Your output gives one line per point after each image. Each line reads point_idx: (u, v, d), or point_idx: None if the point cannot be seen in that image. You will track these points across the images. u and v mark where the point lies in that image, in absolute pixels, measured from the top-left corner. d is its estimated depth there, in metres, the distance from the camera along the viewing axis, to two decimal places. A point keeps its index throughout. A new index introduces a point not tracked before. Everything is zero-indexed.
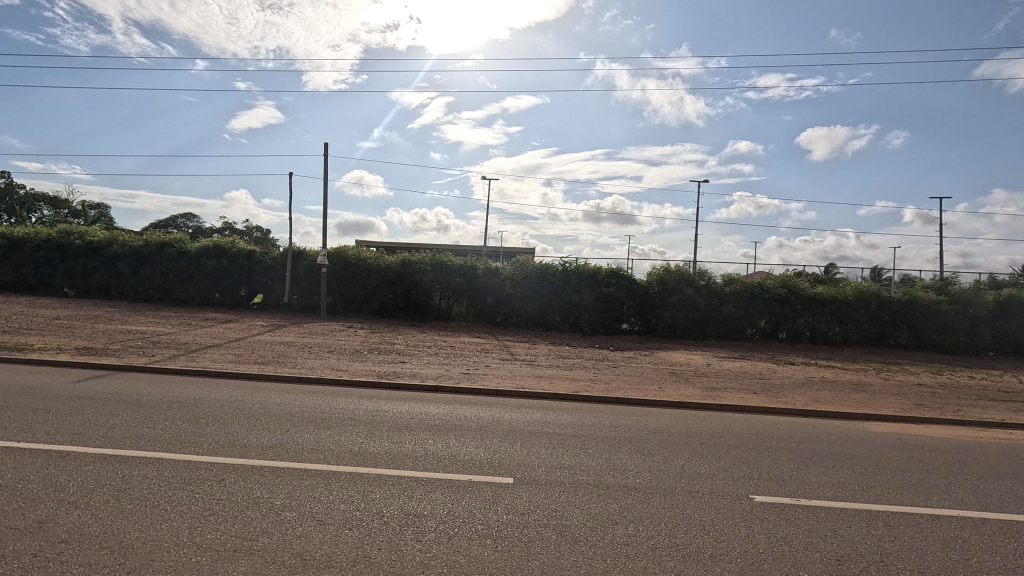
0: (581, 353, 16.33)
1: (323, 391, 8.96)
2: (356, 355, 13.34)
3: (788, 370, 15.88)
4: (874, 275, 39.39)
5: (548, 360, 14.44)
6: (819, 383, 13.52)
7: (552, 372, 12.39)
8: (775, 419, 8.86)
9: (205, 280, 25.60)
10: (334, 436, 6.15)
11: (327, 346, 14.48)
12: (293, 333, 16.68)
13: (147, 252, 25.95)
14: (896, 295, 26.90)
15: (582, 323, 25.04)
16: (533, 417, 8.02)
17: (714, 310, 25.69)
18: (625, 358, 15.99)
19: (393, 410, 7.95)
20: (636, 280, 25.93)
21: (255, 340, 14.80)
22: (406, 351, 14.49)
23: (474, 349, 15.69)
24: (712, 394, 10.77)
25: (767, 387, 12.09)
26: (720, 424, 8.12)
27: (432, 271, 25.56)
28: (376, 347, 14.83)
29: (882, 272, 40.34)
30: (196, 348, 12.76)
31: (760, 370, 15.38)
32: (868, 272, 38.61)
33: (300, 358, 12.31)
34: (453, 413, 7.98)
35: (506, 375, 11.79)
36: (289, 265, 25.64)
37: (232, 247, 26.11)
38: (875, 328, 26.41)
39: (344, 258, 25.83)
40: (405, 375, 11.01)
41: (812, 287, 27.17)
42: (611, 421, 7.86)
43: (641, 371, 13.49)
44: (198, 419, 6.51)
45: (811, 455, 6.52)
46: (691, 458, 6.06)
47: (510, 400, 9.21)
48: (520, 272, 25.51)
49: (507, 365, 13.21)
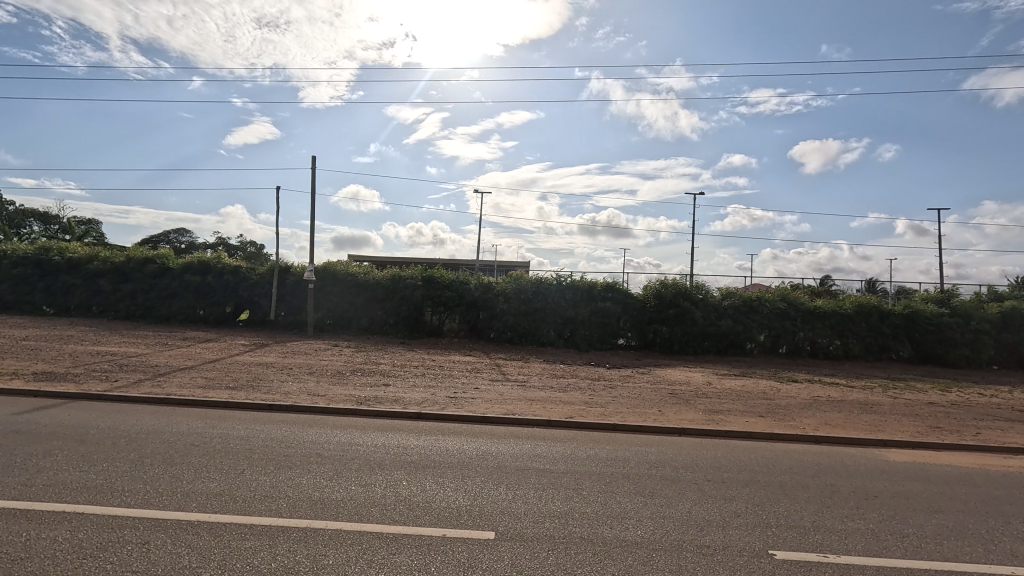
0: (576, 371, 15.61)
1: (295, 421, 8.23)
2: (337, 377, 12.59)
3: (791, 388, 15.20)
4: (871, 287, 39.13)
5: (541, 380, 13.71)
6: (826, 403, 12.84)
7: (545, 395, 11.67)
8: (786, 447, 8.17)
9: (188, 297, 24.81)
10: (292, 479, 5.42)
11: (308, 367, 13.70)
12: (274, 353, 15.91)
13: (129, 269, 25.20)
14: (897, 307, 26.43)
15: (578, 338, 24.39)
16: (522, 449, 7.31)
17: (713, 324, 25.06)
18: (622, 377, 15.31)
19: (369, 442, 7.23)
20: (632, 294, 25.35)
21: (232, 361, 14.04)
22: (391, 372, 13.75)
23: (463, 368, 14.94)
24: (716, 418, 10.09)
25: (773, 409, 11.41)
26: (727, 455, 7.43)
27: (423, 286, 24.89)
28: (359, 368, 14.07)
29: (877, 284, 40.14)
30: (166, 372, 11.98)
31: (763, 389, 14.70)
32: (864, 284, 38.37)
33: (276, 381, 11.55)
34: (435, 445, 7.27)
35: (496, 398, 11.07)
36: (275, 281, 24.91)
37: (217, 263, 25.37)
38: (876, 342, 25.87)
39: (333, 274, 25.13)
40: (387, 400, 10.27)
41: (810, 300, 26.70)
42: (608, 454, 7.14)
43: (639, 392, 12.78)
44: (142, 459, 5.79)
45: (832, 495, 5.83)
46: (699, 501, 5.35)
47: (499, 429, 8.51)
48: (513, 287, 24.88)
49: (497, 386, 12.48)
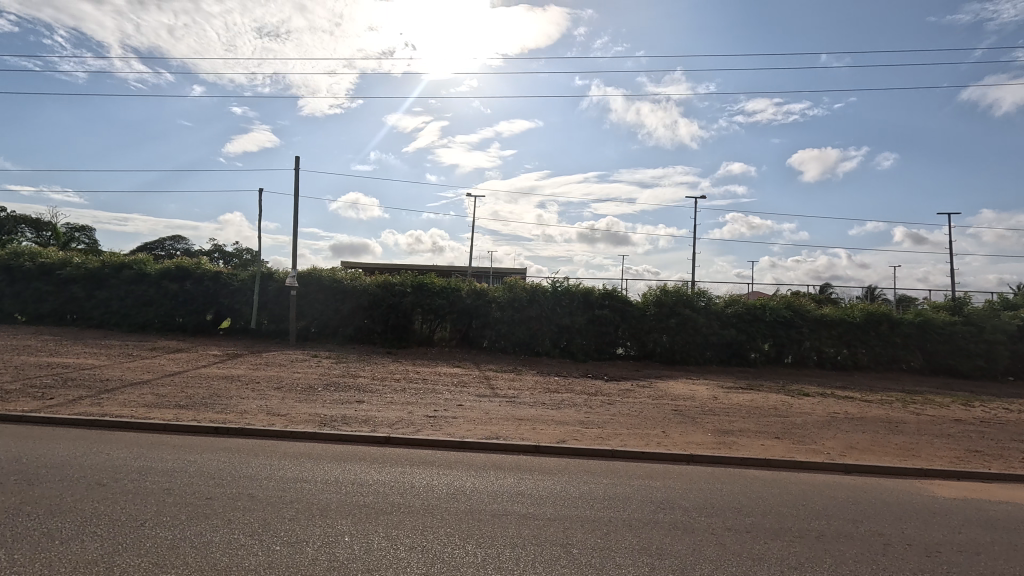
0: (570, 385, 14.39)
1: (240, 448, 7.08)
2: (307, 392, 11.40)
3: (805, 403, 13.99)
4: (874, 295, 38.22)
5: (532, 396, 12.50)
6: (846, 421, 11.66)
7: (536, 413, 10.50)
8: (811, 477, 7.06)
9: (166, 304, 23.64)
10: (202, 536, 4.27)
11: (276, 381, 12.49)
12: (245, 365, 14.72)
13: (104, 274, 24.01)
14: (907, 315, 25.32)
15: (574, 348, 23.26)
16: (503, 484, 6.13)
17: (716, 333, 23.92)
18: (622, 391, 14.13)
19: (318, 476, 6.06)
20: (631, 301, 24.21)
21: (195, 375, 12.83)
22: (368, 386, 12.54)
23: (448, 383, 13.72)
24: (728, 441, 8.93)
25: (789, 429, 10.22)
26: (746, 491, 6.29)
27: (412, 293, 23.75)
28: (333, 382, 12.86)
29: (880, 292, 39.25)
30: (115, 387, 10.80)
31: (774, 404, 13.49)
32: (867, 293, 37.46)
33: (236, 397, 10.37)
34: (399, 480, 6.10)
35: (480, 417, 9.89)
36: (258, 287, 23.73)
37: (197, 268, 24.20)
38: (886, 351, 24.75)
39: (318, 280, 23.95)
40: (355, 420, 9.10)
41: (817, 307, 25.60)
42: (605, 492, 5.98)
43: (641, 408, 11.59)
44: (20, 506, 4.64)
45: (885, 551, 4.67)
46: (719, 563, 4.21)
47: (480, 457, 7.32)
48: (506, 293, 23.73)
49: (483, 402, 11.29)
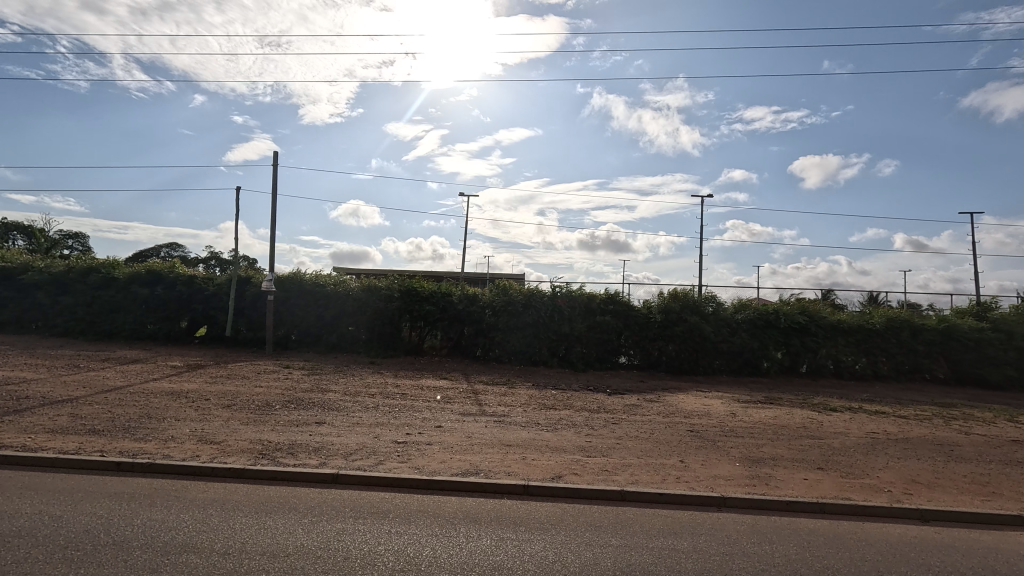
0: (570, 401, 12.72)
1: (135, 494, 5.41)
2: (260, 411, 9.73)
3: (835, 421, 12.37)
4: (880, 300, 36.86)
5: (525, 414, 10.84)
6: (891, 443, 10.04)
7: (528, 437, 8.83)
8: (883, 533, 5.41)
9: (135, 311, 22.03)
10: None
11: (229, 398, 10.83)
12: (202, 378, 13.05)
13: (69, 280, 22.42)
14: (929, 320, 23.71)
15: (574, 357, 21.66)
16: (477, 551, 4.47)
17: (725, 341, 22.30)
18: (628, 408, 12.49)
19: (220, 542, 4.39)
20: (635, 307, 22.58)
21: (137, 391, 11.16)
22: (335, 403, 10.87)
23: (430, 398, 12.06)
24: (762, 474, 7.28)
25: (830, 457, 8.57)
26: (805, 558, 4.66)
27: (400, 298, 22.11)
28: (296, 398, 11.19)
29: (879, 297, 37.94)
30: (30, 406, 9.14)
31: (802, 422, 11.85)
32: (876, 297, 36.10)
33: (170, 420, 8.68)
34: (333, 548, 4.42)
35: (460, 443, 8.23)
36: (234, 292, 22.08)
37: (169, 272, 22.57)
38: (907, 360, 23.18)
39: (298, 285, 22.29)
40: (306, 449, 7.43)
41: (833, 313, 23.98)
42: (616, 563, 4.34)
43: (652, 430, 9.93)
44: None
45: None
46: None
47: (453, 505, 5.64)
48: (501, 298, 22.07)
49: (466, 424, 9.63)
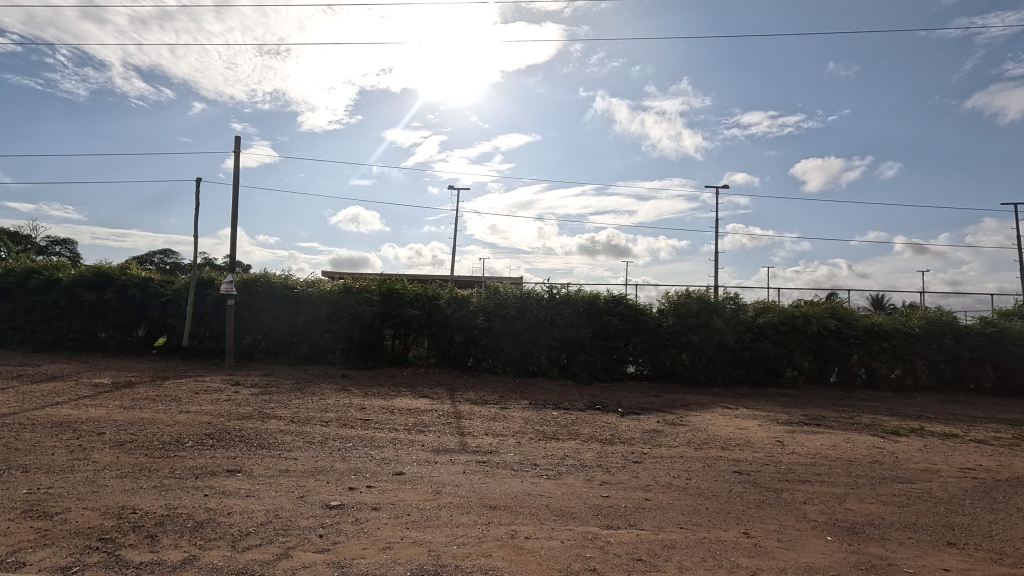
0: (574, 427, 10.17)
1: None
2: (160, 453, 7.20)
3: (909, 450, 9.84)
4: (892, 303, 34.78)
5: (518, 450, 8.29)
6: (1006, 487, 7.56)
7: (522, 492, 6.30)
8: None
9: (83, 318, 19.59)
10: None
11: (134, 431, 8.31)
12: (120, 402, 10.55)
13: (9, 284, 19.94)
14: (974, 324, 21.25)
15: (577, 367, 19.19)
16: None
17: (746, 348, 19.89)
18: (649, 435, 10.02)
19: None
20: (645, 309, 20.09)
21: (15, 421, 8.61)
22: (273, 437, 8.34)
23: (399, 427, 9.53)
24: (877, 563, 4.76)
25: (951, 518, 6.06)
26: None
27: (381, 302, 19.56)
28: (224, 429, 8.65)
29: (885, 301, 35.67)
30: None
31: (871, 455, 9.32)
32: (889, 300, 34.05)
33: (13, 473, 6.12)
34: None
35: (422, 506, 5.71)
36: (193, 296, 19.52)
37: (120, 274, 19.98)
38: (951, 368, 20.74)
39: (265, 288, 19.72)
40: (183, 525, 4.90)
41: (866, 315, 21.51)
42: None
43: (687, 473, 7.45)
44: None
45: None
46: None
47: None
48: (493, 300, 19.51)
49: (439, 469, 7.12)
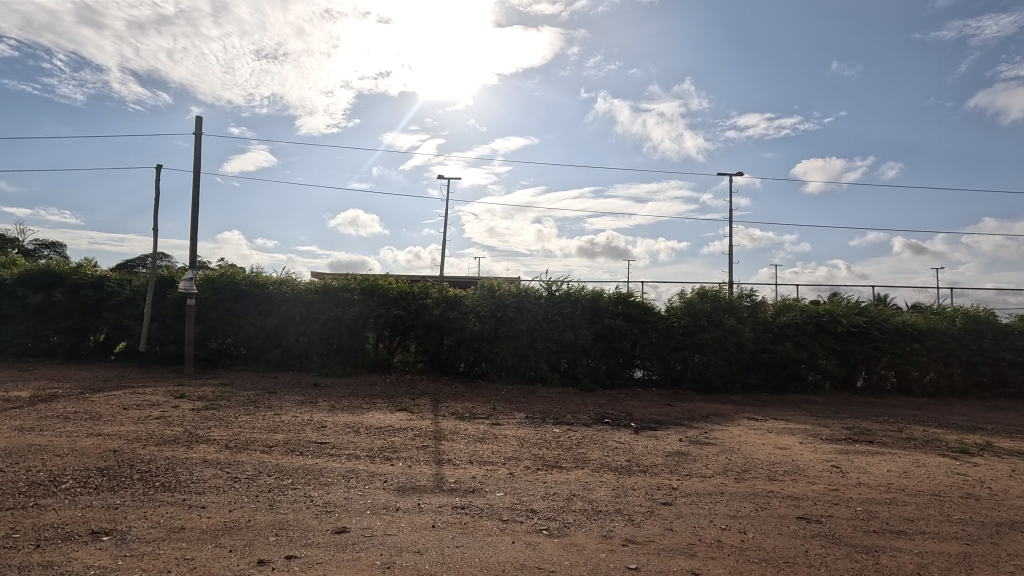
0: (581, 450, 8.20)
1: None
2: (11, 503, 5.19)
3: (998, 478, 7.87)
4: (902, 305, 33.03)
5: (510, 487, 6.30)
6: None
7: (511, 565, 4.30)
8: None
9: (31, 322, 17.61)
10: None
11: (7, 465, 6.33)
12: (21, 422, 8.55)
13: None
14: (1014, 322, 19.31)
15: (578, 372, 17.23)
16: None
17: (766, 349, 17.94)
18: (676, 461, 8.04)
19: None
20: (654, 309, 18.12)
21: None
22: (188, 472, 6.33)
23: (361, 453, 7.57)
24: None
25: None
26: None
27: (360, 301, 17.53)
28: (129, 460, 6.66)
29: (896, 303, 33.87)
30: None
31: (957, 486, 7.34)
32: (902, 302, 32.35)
33: None
34: None
35: None
36: (152, 296, 17.51)
37: (71, 271, 17.97)
38: (991, 371, 18.80)
39: (232, 286, 17.72)
40: None
41: (896, 312, 19.54)
42: None
43: (740, 523, 5.44)
44: None
45: None
46: None
47: None
48: (486, 299, 17.49)
49: (397, 522, 5.13)
